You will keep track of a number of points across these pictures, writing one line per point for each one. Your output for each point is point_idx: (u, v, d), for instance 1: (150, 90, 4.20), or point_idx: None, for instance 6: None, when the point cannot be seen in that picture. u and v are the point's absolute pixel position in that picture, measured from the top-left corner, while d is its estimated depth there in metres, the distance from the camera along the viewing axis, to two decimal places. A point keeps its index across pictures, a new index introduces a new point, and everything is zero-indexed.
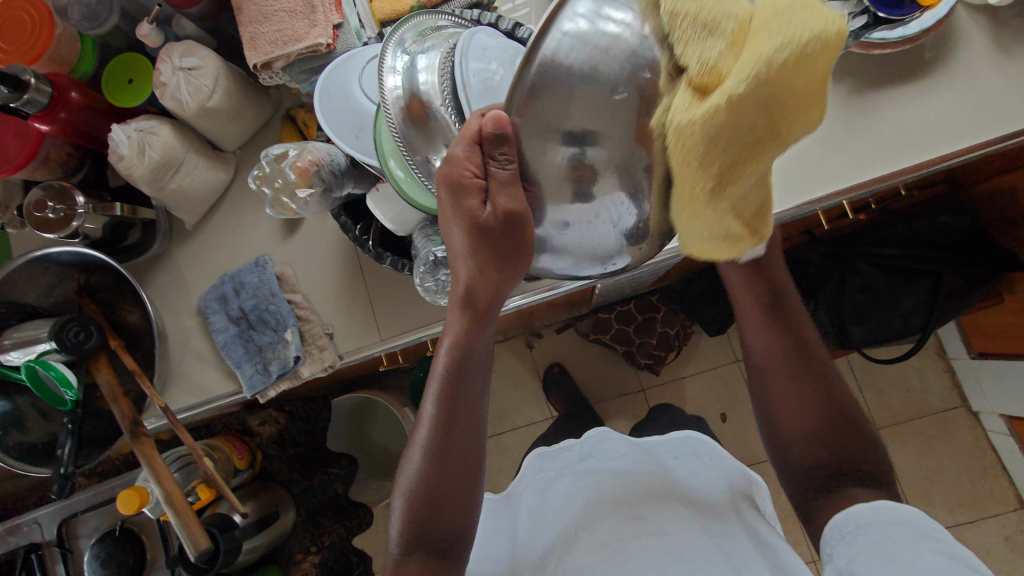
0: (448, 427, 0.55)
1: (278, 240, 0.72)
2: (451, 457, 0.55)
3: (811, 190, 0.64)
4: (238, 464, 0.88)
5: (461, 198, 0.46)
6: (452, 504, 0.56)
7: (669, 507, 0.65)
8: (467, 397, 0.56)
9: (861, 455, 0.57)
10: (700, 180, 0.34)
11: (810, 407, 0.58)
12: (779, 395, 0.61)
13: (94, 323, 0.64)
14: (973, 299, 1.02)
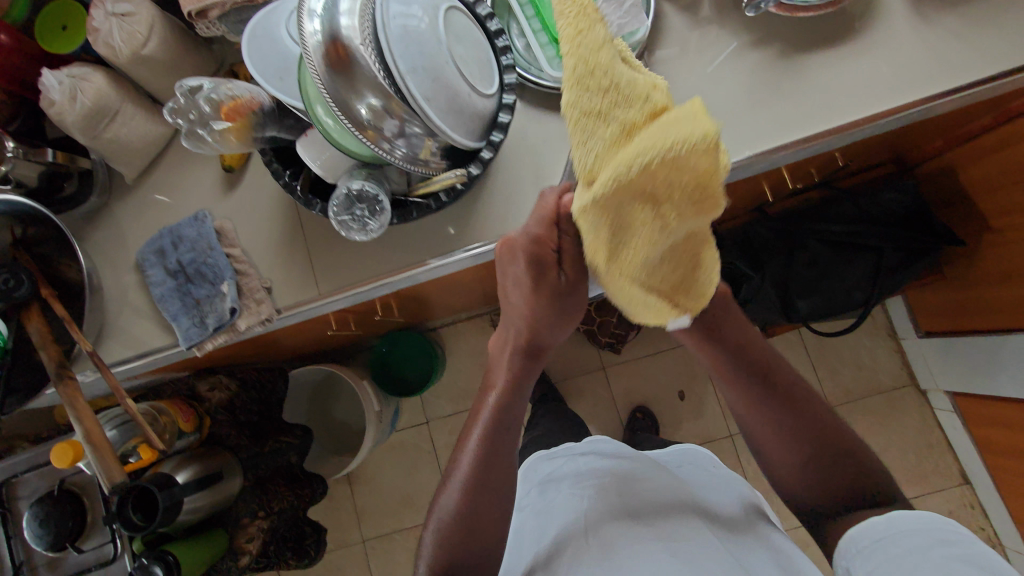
0: (487, 457, 0.65)
1: (219, 196, 0.72)
2: (490, 484, 0.64)
3: (739, 149, 0.66)
4: (184, 426, 0.87)
5: (540, 269, 0.55)
6: (493, 521, 0.64)
7: (677, 505, 0.64)
8: (505, 431, 0.66)
9: (844, 479, 0.63)
10: (613, 247, 0.43)
11: (787, 440, 0.65)
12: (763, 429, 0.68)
13: (25, 272, 0.63)
14: (913, 274, 1.06)
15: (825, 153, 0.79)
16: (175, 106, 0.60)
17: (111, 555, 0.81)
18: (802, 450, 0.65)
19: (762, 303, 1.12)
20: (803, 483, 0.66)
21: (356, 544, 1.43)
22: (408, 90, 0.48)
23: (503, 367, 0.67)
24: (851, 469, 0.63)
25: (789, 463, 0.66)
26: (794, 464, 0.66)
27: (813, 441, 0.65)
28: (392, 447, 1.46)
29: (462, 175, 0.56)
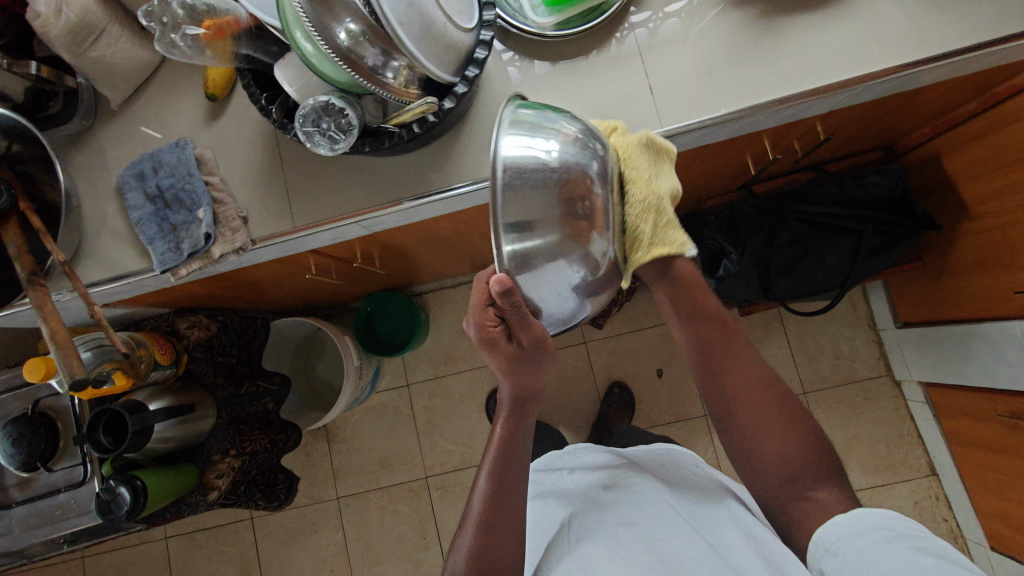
0: (500, 493, 0.67)
1: (201, 126, 0.73)
2: (505, 524, 0.66)
3: (716, 106, 0.67)
4: (160, 358, 0.87)
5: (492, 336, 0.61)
6: (512, 554, 0.65)
7: (657, 515, 0.72)
8: (516, 466, 0.69)
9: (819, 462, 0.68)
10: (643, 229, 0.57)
11: (762, 411, 0.70)
12: (739, 397, 0.71)
13: (3, 183, 0.63)
14: (893, 257, 1.06)
15: (805, 122, 0.79)
16: (147, 10, 0.60)
17: (80, 478, 0.83)
18: (791, 433, 0.69)
19: (741, 279, 1.12)
20: (781, 463, 0.68)
21: (330, 501, 1.44)
22: (390, 28, 0.48)
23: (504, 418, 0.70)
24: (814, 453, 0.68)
25: (780, 449, 0.68)
26: (785, 451, 0.68)
27: (798, 425, 0.69)
28: (371, 408, 1.47)
29: (432, 106, 0.56)
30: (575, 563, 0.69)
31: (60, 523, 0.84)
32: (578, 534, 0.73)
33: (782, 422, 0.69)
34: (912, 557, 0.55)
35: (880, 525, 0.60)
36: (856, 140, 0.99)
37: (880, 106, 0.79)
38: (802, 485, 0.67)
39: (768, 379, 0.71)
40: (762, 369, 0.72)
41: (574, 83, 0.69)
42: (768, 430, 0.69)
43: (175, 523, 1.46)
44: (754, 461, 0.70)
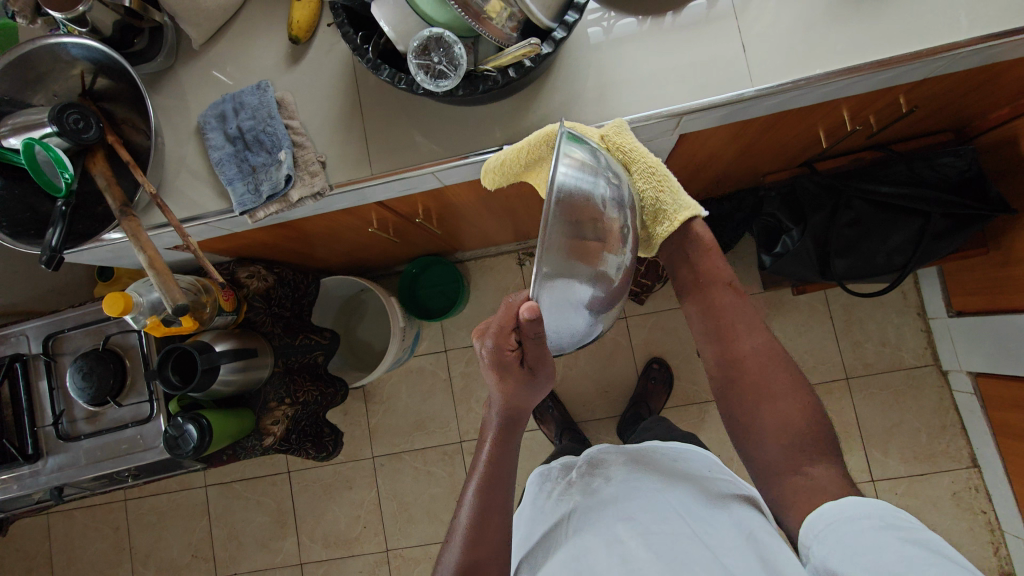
0: (489, 511, 0.63)
1: (282, 69, 0.73)
2: (486, 534, 0.62)
3: (808, 67, 0.66)
4: (225, 304, 0.88)
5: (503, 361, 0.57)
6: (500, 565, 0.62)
7: (658, 508, 0.68)
8: (502, 483, 0.64)
9: (812, 430, 0.64)
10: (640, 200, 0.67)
11: (761, 392, 0.66)
12: (741, 363, 0.68)
13: (94, 117, 0.64)
14: (959, 241, 1.03)
15: (891, 93, 0.77)
16: None
17: (147, 415, 0.86)
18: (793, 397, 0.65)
19: (798, 258, 1.09)
20: (773, 424, 0.65)
21: (365, 459, 1.47)
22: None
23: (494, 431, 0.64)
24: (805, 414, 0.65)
25: (780, 417, 0.65)
26: (784, 418, 0.65)
27: (791, 391, 0.66)
28: (409, 371, 1.49)
29: (534, 48, 0.55)
30: (570, 557, 0.67)
31: (126, 457, 0.86)
32: (575, 528, 0.71)
33: (781, 388, 0.66)
34: (899, 549, 0.50)
35: (867, 513, 0.55)
36: (933, 119, 0.96)
37: (971, 78, 0.77)
38: (791, 460, 0.64)
39: (773, 346, 0.68)
40: (767, 338, 0.68)
41: (663, 42, 0.68)
42: (755, 397, 0.66)
43: (216, 472, 1.50)
44: (752, 422, 0.67)
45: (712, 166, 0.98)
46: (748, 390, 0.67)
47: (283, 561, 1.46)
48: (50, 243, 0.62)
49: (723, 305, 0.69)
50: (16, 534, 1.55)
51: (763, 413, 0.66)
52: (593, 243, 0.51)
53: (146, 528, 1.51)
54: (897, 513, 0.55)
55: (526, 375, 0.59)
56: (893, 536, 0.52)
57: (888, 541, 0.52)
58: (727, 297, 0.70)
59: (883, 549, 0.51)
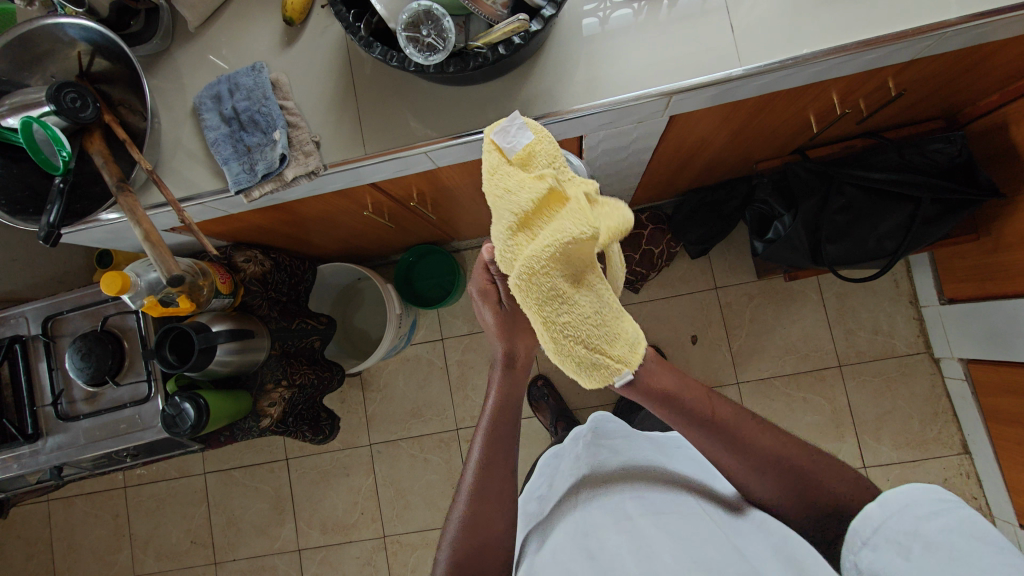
0: (489, 472, 0.64)
1: (276, 51, 0.74)
2: (493, 504, 0.63)
3: (795, 48, 0.67)
4: (222, 287, 0.88)
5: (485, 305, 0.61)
6: (506, 528, 0.64)
7: (666, 492, 0.66)
8: (506, 449, 0.65)
9: (859, 494, 0.57)
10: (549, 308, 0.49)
11: (788, 473, 0.58)
12: (766, 447, 0.59)
13: (91, 97, 0.65)
14: (949, 227, 1.03)
15: (879, 75, 0.78)
16: None
17: (145, 395, 0.87)
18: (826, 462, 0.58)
19: (789, 243, 1.09)
20: (812, 505, 0.58)
21: (363, 447, 1.48)
22: None
23: (495, 386, 0.65)
24: (838, 478, 0.57)
25: (826, 486, 0.57)
26: (828, 488, 0.57)
27: (819, 458, 0.59)
28: (405, 359, 1.50)
29: (522, 24, 0.56)
30: (577, 531, 0.65)
31: (124, 437, 0.87)
32: (582, 505, 0.68)
33: (811, 457, 0.59)
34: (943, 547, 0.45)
35: (910, 504, 0.49)
36: (923, 106, 0.97)
37: (960, 61, 0.77)
38: (834, 528, 0.57)
39: (785, 442, 0.59)
40: (772, 437, 0.59)
41: (651, 23, 0.69)
42: (777, 480, 0.59)
43: (214, 459, 1.52)
44: (794, 496, 0.58)
45: (703, 151, 0.99)
46: (769, 483, 0.59)
47: (281, 548, 1.47)
48: (49, 221, 0.63)
49: (717, 423, 0.59)
50: (17, 521, 1.56)
51: (785, 493, 0.59)
52: None
53: (145, 514, 1.53)
54: (947, 497, 0.48)
55: (506, 315, 0.61)
56: (936, 535, 0.46)
57: (934, 540, 0.46)
58: (718, 408, 0.60)
59: (931, 552, 0.45)
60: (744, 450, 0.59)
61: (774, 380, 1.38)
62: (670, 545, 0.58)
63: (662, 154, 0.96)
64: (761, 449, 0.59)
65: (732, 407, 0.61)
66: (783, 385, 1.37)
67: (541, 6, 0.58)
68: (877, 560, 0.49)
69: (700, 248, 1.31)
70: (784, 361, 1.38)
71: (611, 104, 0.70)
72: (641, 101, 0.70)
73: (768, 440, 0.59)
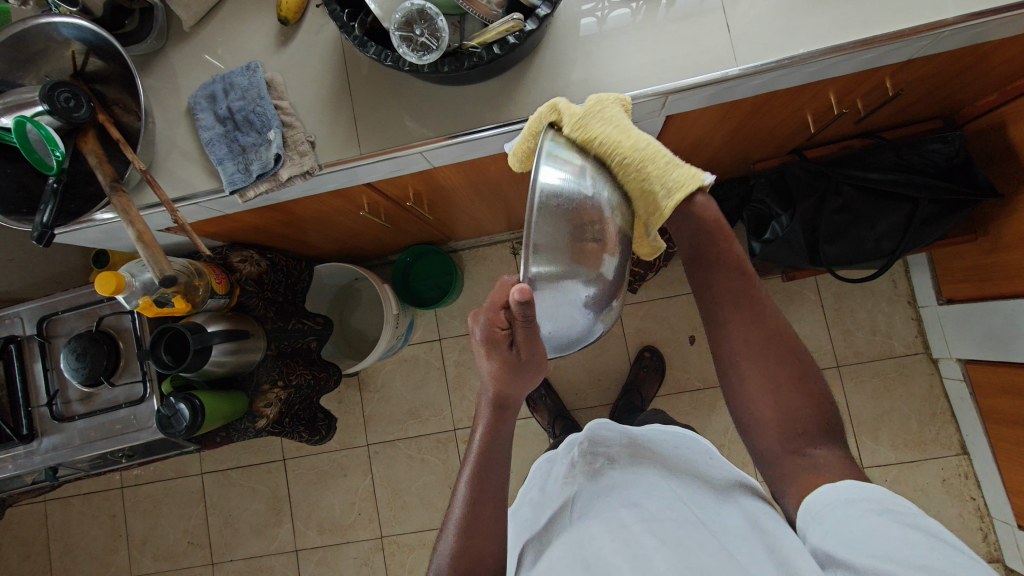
0: (479, 500, 0.61)
1: (271, 51, 0.74)
2: (486, 524, 0.60)
3: (791, 48, 0.67)
4: (217, 287, 0.88)
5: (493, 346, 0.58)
6: (496, 554, 0.60)
7: (663, 495, 0.66)
8: (495, 466, 0.63)
9: (818, 417, 0.60)
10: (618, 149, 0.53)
11: (778, 368, 0.61)
12: (768, 338, 0.61)
13: (85, 96, 0.64)
14: (946, 227, 1.03)
15: (877, 75, 0.77)
16: None
17: (141, 395, 0.87)
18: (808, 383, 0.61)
19: (787, 244, 1.09)
20: (784, 411, 0.60)
21: (360, 447, 1.48)
22: None
23: (483, 424, 0.64)
24: (810, 401, 0.60)
25: (796, 401, 0.60)
26: (798, 404, 0.60)
27: (805, 375, 0.61)
28: (403, 360, 1.50)
29: (517, 24, 0.56)
30: (572, 542, 0.64)
31: (119, 438, 0.87)
32: (579, 517, 0.68)
33: (800, 368, 0.61)
34: (896, 535, 0.48)
35: (868, 498, 0.52)
36: (920, 105, 0.96)
37: (957, 61, 0.77)
38: (795, 440, 0.60)
39: (788, 334, 0.62)
40: (778, 322, 0.62)
41: (648, 23, 0.69)
42: (768, 386, 0.61)
43: (212, 460, 1.51)
44: (766, 397, 0.61)
45: (700, 151, 0.99)
46: (757, 365, 0.61)
47: (278, 548, 1.47)
48: (42, 220, 0.63)
49: (743, 288, 0.62)
50: (14, 522, 1.56)
51: (772, 396, 0.60)
52: (592, 243, 0.50)
53: (142, 515, 1.52)
54: (908, 504, 0.51)
55: (511, 359, 0.58)
56: (891, 521, 0.49)
57: (888, 530, 0.49)
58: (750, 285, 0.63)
59: (877, 536, 0.48)
60: (749, 328, 0.62)
61: None
62: (665, 552, 0.57)
63: (659, 154, 0.96)
64: (765, 333, 0.61)
65: (760, 296, 0.63)
66: None
67: (536, 5, 0.58)
68: (828, 521, 0.53)
69: None
70: None
71: None
72: (638, 101, 0.69)
73: (772, 331, 0.62)
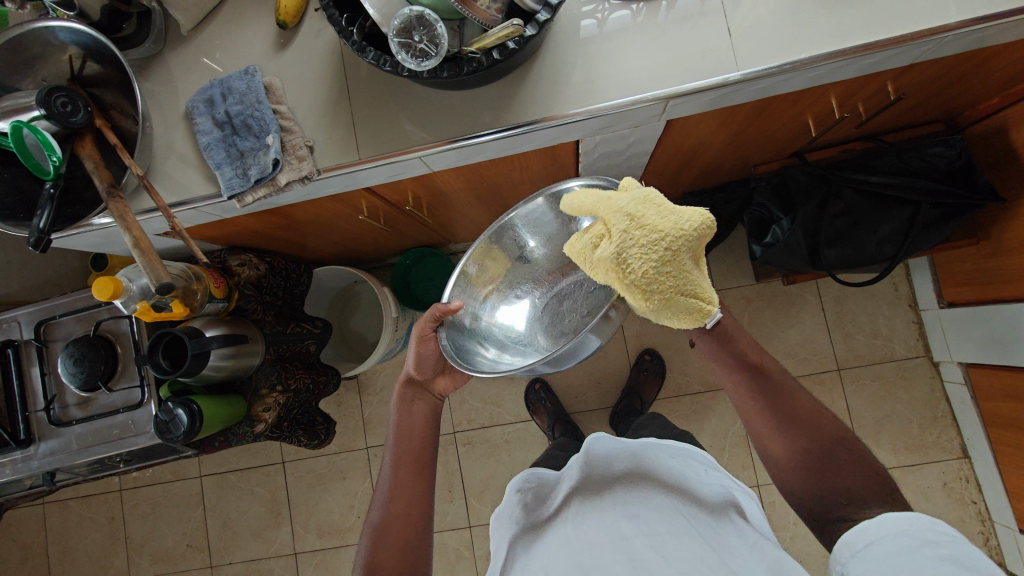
0: (403, 475, 0.69)
1: (270, 55, 0.73)
2: (408, 502, 0.68)
3: (794, 52, 0.67)
4: (215, 291, 0.88)
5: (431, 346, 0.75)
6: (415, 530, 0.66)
7: (662, 511, 0.66)
8: (416, 446, 0.71)
9: (867, 486, 0.60)
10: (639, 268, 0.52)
11: (806, 441, 0.63)
12: (797, 413, 0.64)
13: (82, 101, 0.64)
14: (945, 233, 1.03)
15: (879, 79, 0.77)
16: None
17: (139, 400, 0.87)
18: (851, 453, 0.62)
19: (787, 247, 1.08)
20: (825, 483, 0.61)
21: (359, 450, 1.47)
22: None
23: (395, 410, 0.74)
24: (852, 469, 0.61)
25: (843, 467, 0.61)
26: (846, 469, 0.61)
27: (846, 444, 0.62)
28: (403, 362, 1.49)
29: (517, 29, 0.55)
30: (569, 549, 0.65)
31: (117, 442, 0.87)
32: (572, 522, 0.68)
33: (837, 436, 0.63)
34: (933, 568, 0.46)
35: (904, 530, 0.51)
36: (924, 109, 0.96)
37: (958, 65, 0.77)
38: (841, 505, 0.60)
39: (815, 404, 0.64)
40: (804, 395, 0.65)
41: (650, 26, 0.69)
42: (802, 466, 0.63)
43: (210, 462, 1.51)
44: (812, 468, 0.62)
45: (700, 155, 0.98)
46: (795, 443, 0.63)
47: (277, 551, 1.47)
48: (38, 226, 0.62)
49: (761, 373, 0.65)
50: (12, 525, 1.56)
51: (810, 483, 0.62)
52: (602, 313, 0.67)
53: (141, 518, 1.52)
54: (945, 530, 0.50)
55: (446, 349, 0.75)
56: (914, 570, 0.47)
57: (922, 562, 0.47)
58: (768, 372, 0.65)
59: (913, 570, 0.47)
60: (780, 403, 0.64)
61: None
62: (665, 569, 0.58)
63: (660, 158, 0.95)
64: (795, 409, 0.64)
65: (782, 375, 0.66)
66: None
67: (535, 10, 0.58)
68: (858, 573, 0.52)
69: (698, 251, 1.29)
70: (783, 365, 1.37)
71: (609, 108, 0.69)
72: (639, 105, 0.69)
73: (800, 405, 0.64)
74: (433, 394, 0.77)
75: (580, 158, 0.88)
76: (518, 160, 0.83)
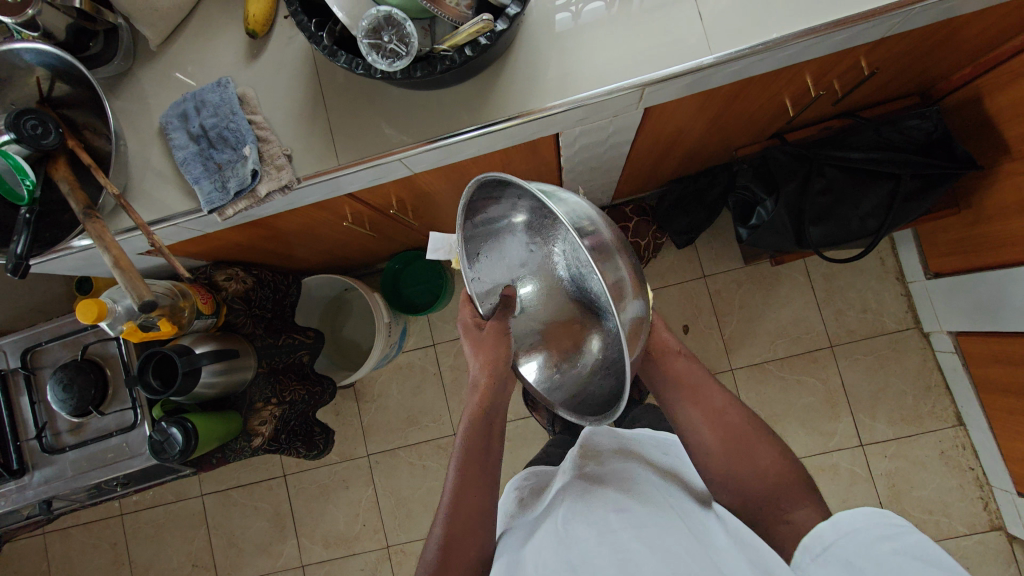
0: (464, 490, 0.65)
1: (242, 65, 0.73)
2: (477, 523, 0.65)
3: (765, 32, 0.67)
4: (203, 307, 0.87)
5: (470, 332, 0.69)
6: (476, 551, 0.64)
7: (653, 503, 0.66)
8: (482, 459, 0.67)
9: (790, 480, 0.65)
10: None
11: (727, 435, 0.68)
12: (722, 418, 0.69)
13: (53, 122, 0.63)
14: (929, 203, 1.03)
15: (852, 55, 0.77)
16: None
17: (132, 422, 0.86)
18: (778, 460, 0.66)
19: (774, 228, 1.09)
20: (757, 485, 0.65)
21: (360, 458, 1.47)
22: None
23: (466, 412, 0.69)
24: (770, 462, 0.66)
25: (772, 463, 0.66)
26: (773, 466, 0.66)
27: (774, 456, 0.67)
28: (399, 367, 1.48)
29: (488, 25, 0.55)
30: (556, 538, 0.64)
31: (113, 466, 0.86)
32: (560, 515, 0.67)
33: (765, 445, 0.67)
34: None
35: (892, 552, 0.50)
36: (898, 82, 0.97)
37: (928, 37, 0.77)
38: (774, 505, 0.64)
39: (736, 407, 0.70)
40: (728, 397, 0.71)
41: (621, 16, 0.69)
42: (735, 461, 0.66)
43: (211, 480, 1.50)
44: (752, 471, 0.66)
45: (680, 142, 0.99)
46: (731, 449, 0.67)
47: (284, 565, 1.46)
48: (16, 251, 0.62)
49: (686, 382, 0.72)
50: (13, 556, 1.54)
51: (757, 478, 0.65)
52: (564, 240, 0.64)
53: (145, 541, 1.51)
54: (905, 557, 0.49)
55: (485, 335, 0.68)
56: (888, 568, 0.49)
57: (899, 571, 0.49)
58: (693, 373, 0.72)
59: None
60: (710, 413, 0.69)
61: (767, 364, 1.38)
62: (653, 563, 0.57)
63: (640, 146, 0.95)
64: (724, 414, 0.69)
65: (718, 394, 0.71)
66: (776, 369, 1.38)
67: (505, 4, 0.57)
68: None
69: (686, 238, 1.30)
70: (776, 346, 1.38)
71: (587, 99, 0.69)
72: (617, 94, 0.69)
73: (733, 417, 0.69)
74: (501, 409, 0.69)
75: (561, 151, 0.87)
76: (499, 157, 0.82)
